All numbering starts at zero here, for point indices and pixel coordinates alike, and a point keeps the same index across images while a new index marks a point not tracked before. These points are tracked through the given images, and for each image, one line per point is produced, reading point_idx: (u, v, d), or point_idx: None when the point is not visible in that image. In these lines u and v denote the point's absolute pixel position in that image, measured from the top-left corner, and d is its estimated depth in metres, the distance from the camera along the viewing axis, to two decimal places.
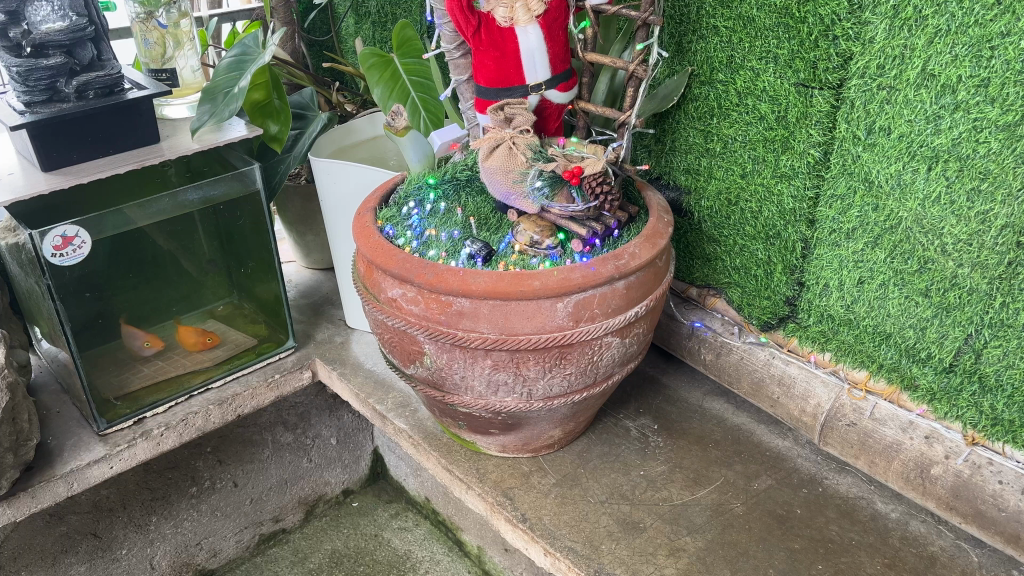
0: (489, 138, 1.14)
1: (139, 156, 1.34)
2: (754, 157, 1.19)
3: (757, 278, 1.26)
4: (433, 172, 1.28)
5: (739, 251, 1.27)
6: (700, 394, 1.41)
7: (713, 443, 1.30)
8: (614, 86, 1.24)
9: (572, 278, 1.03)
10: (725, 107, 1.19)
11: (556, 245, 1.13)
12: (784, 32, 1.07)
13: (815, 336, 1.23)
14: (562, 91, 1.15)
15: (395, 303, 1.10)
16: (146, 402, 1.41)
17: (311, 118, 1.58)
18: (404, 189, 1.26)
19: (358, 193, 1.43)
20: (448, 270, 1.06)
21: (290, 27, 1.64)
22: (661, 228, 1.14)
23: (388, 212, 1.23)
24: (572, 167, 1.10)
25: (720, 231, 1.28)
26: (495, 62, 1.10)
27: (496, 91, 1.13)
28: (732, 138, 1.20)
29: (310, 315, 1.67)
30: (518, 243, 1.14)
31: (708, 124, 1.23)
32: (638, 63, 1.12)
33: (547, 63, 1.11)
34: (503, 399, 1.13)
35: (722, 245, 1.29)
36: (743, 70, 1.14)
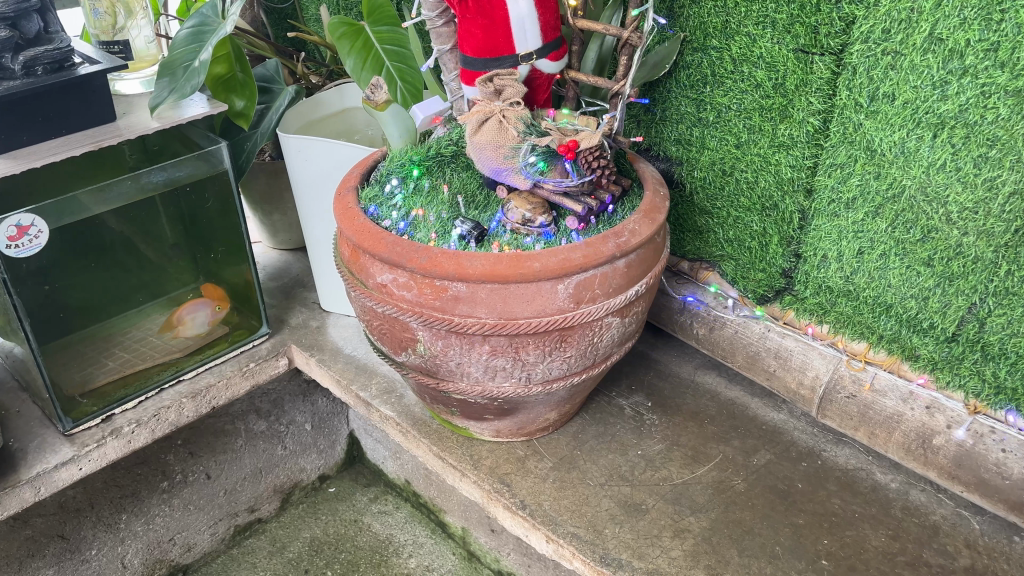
0: (478, 111, 1.08)
1: (94, 136, 1.25)
2: (750, 126, 1.15)
3: (751, 250, 1.23)
4: (415, 148, 1.21)
5: (733, 223, 1.24)
6: (691, 368, 1.39)
7: (708, 419, 1.28)
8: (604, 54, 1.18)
9: (573, 259, 0.99)
10: (719, 74, 1.15)
11: (549, 223, 1.09)
12: None
13: (814, 308, 1.20)
14: (553, 60, 1.08)
15: (384, 289, 1.05)
16: (115, 398, 1.33)
17: (277, 91, 1.49)
18: (386, 166, 1.19)
19: (334, 173, 1.36)
20: (442, 254, 1.01)
21: None
22: (658, 202, 1.10)
23: (370, 190, 1.17)
24: (568, 141, 1.06)
25: (713, 203, 1.25)
26: (483, 32, 1.04)
27: (485, 62, 1.06)
28: (726, 107, 1.16)
29: (281, 298, 1.60)
30: (511, 221, 1.09)
31: (701, 92, 1.18)
32: (632, 31, 1.06)
33: (538, 32, 1.05)
34: (500, 385, 1.08)
35: (715, 217, 1.26)
36: (739, 36, 1.10)
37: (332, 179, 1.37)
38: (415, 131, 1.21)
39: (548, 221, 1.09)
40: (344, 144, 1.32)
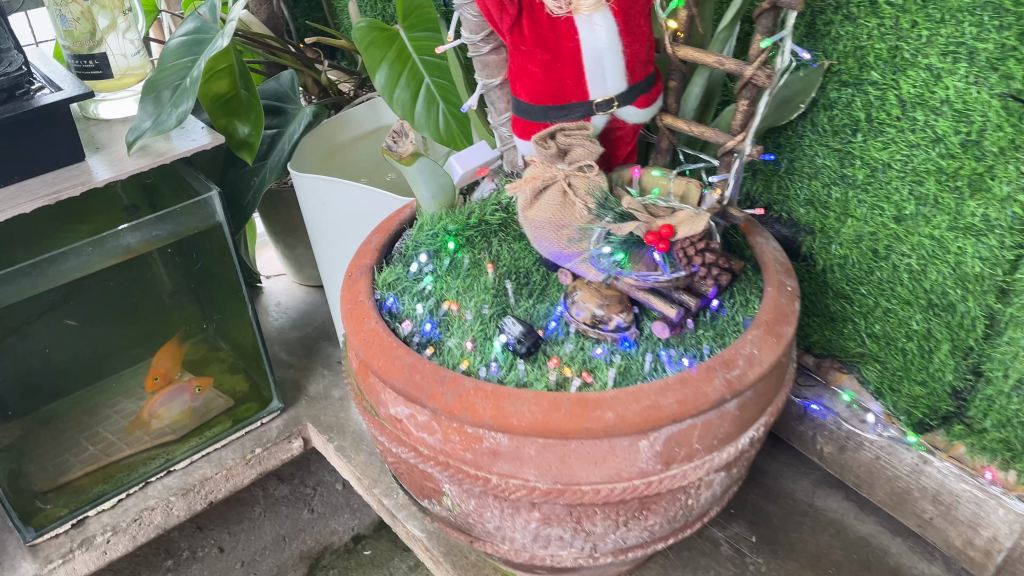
0: (535, 176, 0.78)
1: (53, 184, 0.99)
2: (920, 195, 0.81)
3: (907, 354, 0.90)
4: (452, 211, 0.90)
5: (883, 317, 0.90)
6: (809, 485, 1.07)
7: (834, 569, 0.96)
8: (711, 87, 0.85)
9: (663, 406, 0.69)
10: (878, 120, 0.81)
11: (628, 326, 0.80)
12: (992, 17, 0.69)
13: (997, 448, 0.85)
14: (641, 107, 0.76)
15: (398, 424, 0.77)
16: (90, 496, 1.09)
17: (292, 114, 1.20)
18: (414, 235, 0.90)
19: (356, 222, 1.07)
20: (476, 389, 0.71)
21: None
22: (784, 306, 0.78)
23: (391, 268, 0.87)
24: (660, 227, 0.73)
25: (855, 288, 0.91)
26: (544, 70, 0.73)
27: (546, 110, 0.75)
28: (885, 165, 0.83)
29: (302, 355, 1.33)
30: (576, 320, 0.82)
31: (848, 141, 0.84)
32: (759, 66, 0.73)
33: (622, 70, 0.73)
34: (555, 553, 0.79)
35: (856, 306, 0.92)
36: (915, 69, 0.76)
37: (354, 229, 1.08)
38: (452, 189, 0.89)
39: (627, 321, 0.81)
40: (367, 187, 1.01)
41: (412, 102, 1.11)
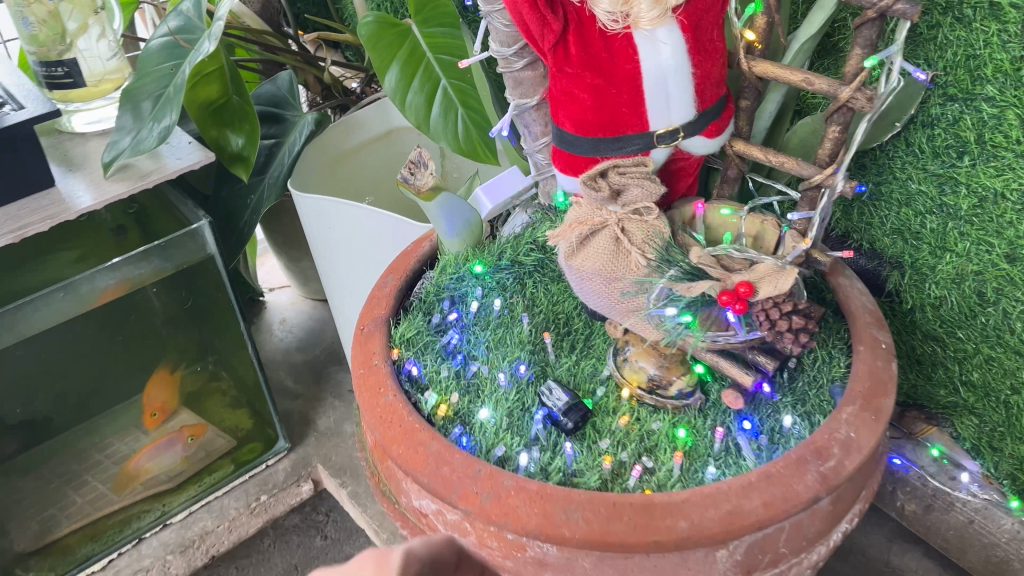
0: (578, 221, 0.65)
1: (18, 217, 0.86)
2: None
3: (1012, 408, 0.77)
4: (478, 252, 0.77)
5: (984, 365, 0.77)
6: (882, 539, 0.95)
7: None
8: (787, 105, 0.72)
9: (746, 512, 0.57)
10: (994, 143, 0.68)
11: (692, 392, 0.68)
12: None
13: None
14: (710, 137, 0.63)
15: (423, 518, 0.65)
16: (78, 556, 0.99)
17: (290, 121, 1.06)
18: (435, 277, 0.77)
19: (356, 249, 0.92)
20: (518, 488, 0.59)
21: None
22: (882, 373, 0.65)
23: (409, 319, 0.74)
24: (737, 284, 0.61)
25: (950, 332, 0.78)
26: (595, 95, 0.59)
27: (596, 143, 0.62)
28: (999, 195, 0.69)
29: (311, 382, 1.22)
30: (629, 382, 0.70)
31: (952, 166, 0.71)
32: (858, 88, 0.60)
33: (690, 96, 0.59)
34: None
35: (949, 350, 0.79)
36: None
37: (354, 257, 0.93)
38: (479, 224, 0.76)
39: (690, 386, 0.69)
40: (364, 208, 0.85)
41: (428, 104, 0.97)
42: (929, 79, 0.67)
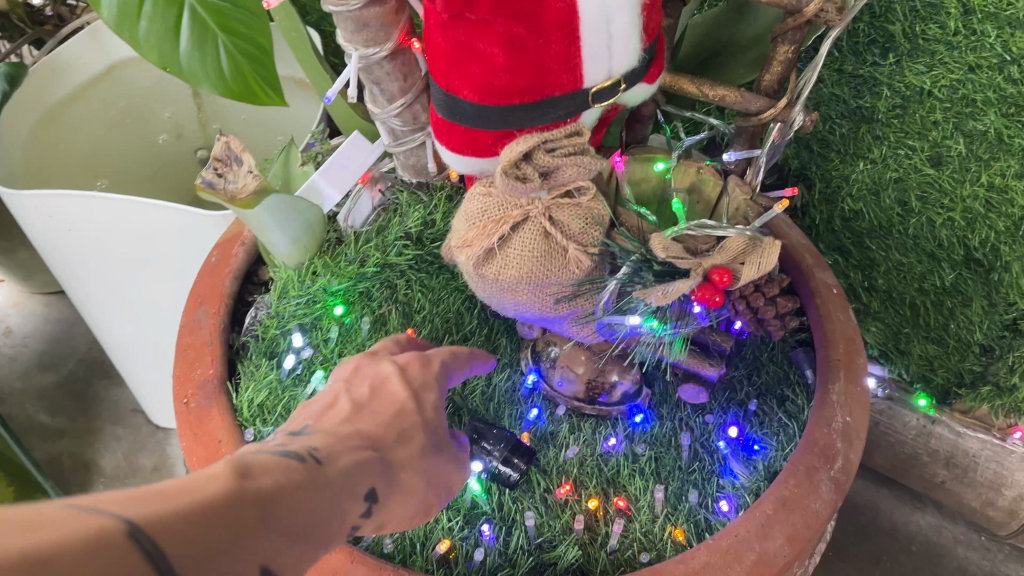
0: (485, 226, 0.47)
1: None
2: (970, 133, 0.60)
3: (920, 310, 0.73)
4: (323, 262, 0.57)
5: (893, 272, 0.72)
6: None
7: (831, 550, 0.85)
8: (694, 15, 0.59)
9: (774, 556, 0.46)
10: (925, 36, 0.58)
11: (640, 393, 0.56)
12: None
13: None
14: (649, 82, 0.46)
15: None
16: None
17: None
18: (272, 304, 0.56)
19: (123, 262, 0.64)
20: None
21: None
22: (849, 329, 0.56)
23: (249, 377, 0.54)
24: (713, 274, 0.46)
25: (859, 242, 0.71)
26: (511, 52, 0.40)
27: (508, 112, 0.43)
28: (920, 95, 0.60)
29: (77, 411, 0.95)
30: (561, 395, 0.56)
31: (873, 64, 0.61)
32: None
33: (635, 34, 0.42)
34: None
35: (855, 259, 0.73)
36: None
37: (126, 272, 0.65)
38: (319, 225, 0.56)
39: (636, 384, 0.57)
40: (121, 200, 0.57)
41: (175, 38, 0.58)
42: None
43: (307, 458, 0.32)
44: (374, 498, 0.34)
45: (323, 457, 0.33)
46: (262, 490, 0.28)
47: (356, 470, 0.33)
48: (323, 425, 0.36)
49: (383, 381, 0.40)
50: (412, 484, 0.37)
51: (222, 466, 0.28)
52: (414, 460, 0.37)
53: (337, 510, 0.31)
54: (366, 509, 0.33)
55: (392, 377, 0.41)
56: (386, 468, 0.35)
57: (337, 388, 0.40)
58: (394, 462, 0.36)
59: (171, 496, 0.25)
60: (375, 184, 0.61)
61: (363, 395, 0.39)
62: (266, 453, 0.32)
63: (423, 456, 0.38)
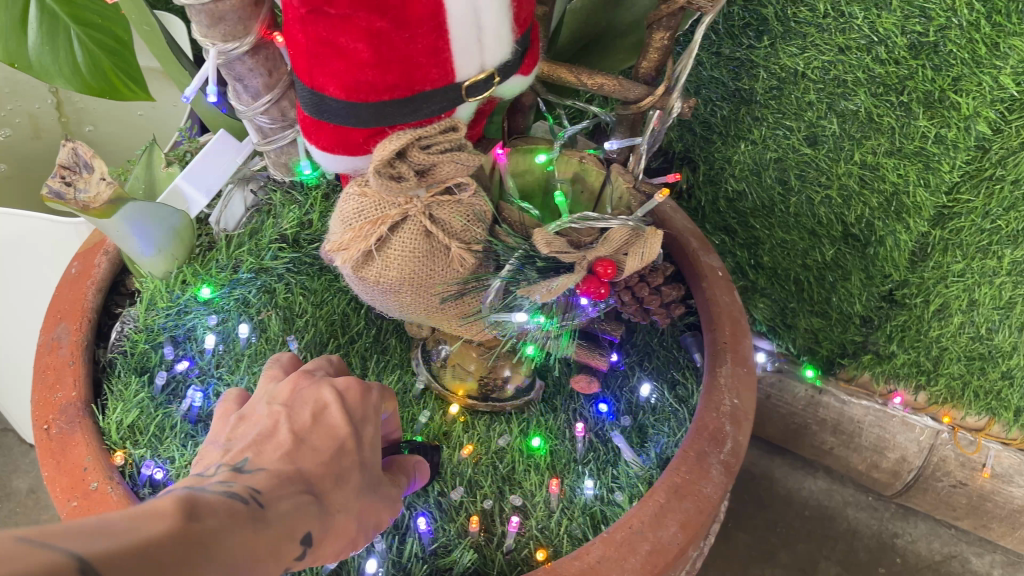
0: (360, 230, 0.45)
1: None
2: (844, 112, 0.61)
3: (802, 285, 0.75)
4: (195, 272, 0.54)
5: (777, 249, 0.73)
6: None
7: (731, 522, 0.86)
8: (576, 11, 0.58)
9: (669, 544, 0.46)
10: (796, 20, 0.58)
11: (532, 388, 0.55)
12: None
13: (909, 371, 0.75)
14: (525, 74, 0.45)
15: None
16: None
17: None
18: (139, 317, 0.53)
19: None
20: None
21: None
22: (735, 311, 0.57)
23: (117, 396, 0.50)
24: (598, 266, 0.46)
25: (743, 221, 0.72)
26: (378, 48, 0.38)
27: (379, 110, 0.40)
28: (796, 76, 0.61)
29: None
30: (454, 394, 0.55)
31: (748, 48, 0.61)
32: None
33: (507, 26, 0.41)
34: None
35: (740, 238, 0.75)
36: None
37: None
38: (188, 232, 0.53)
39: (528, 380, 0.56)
40: None
41: (23, 32, 0.55)
42: None
43: (251, 498, 0.29)
44: (310, 544, 0.31)
45: (266, 498, 0.30)
46: (202, 534, 0.25)
47: (295, 514, 0.30)
48: (263, 457, 0.33)
49: (320, 407, 0.37)
50: (344, 529, 0.34)
51: (164, 502, 0.25)
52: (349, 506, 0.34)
53: (274, 557, 0.28)
54: (301, 555, 0.30)
55: (330, 408, 0.37)
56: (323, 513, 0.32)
57: (272, 412, 0.36)
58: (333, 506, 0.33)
59: (109, 534, 0.22)
60: (248, 185, 0.58)
61: (298, 423, 0.35)
62: (204, 490, 0.29)
63: (357, 499, 0.35)
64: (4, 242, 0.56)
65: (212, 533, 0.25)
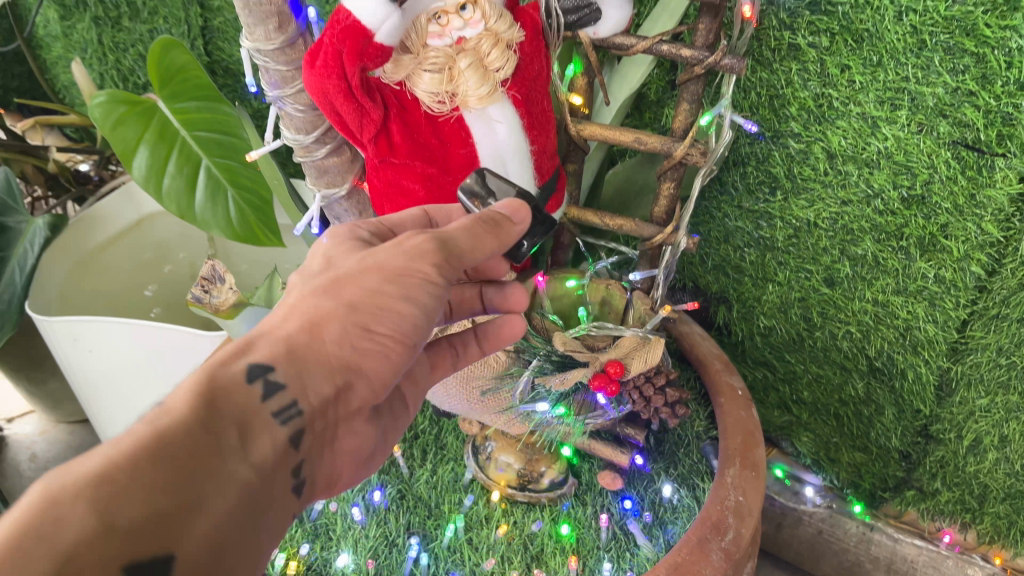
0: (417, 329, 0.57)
1: None
2: (854, 257, 0.70)
3: (842, 419, 0.81)
4: None
5: (813, 383, 0.80)
6: None
7: None
8: (616, 170, 0.71)
9: None
10: (802, 178, 0.69)
11: (565, 480, 0.64)
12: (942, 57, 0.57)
13: (954, 509, 0.78)
14: (553, 212, 0.59)
15: None
16: None
17: (14, 225, 0.83)
18: None
19: (138, 377, 0.75)
20: None
21: None
22: (750, 424, 0.63)
23: None
24: (607, 366, 0.55)
25: (781, 358, 0.81)
26: (430, 188, 0.54)
27: None
28: (809, 225, 0.71)
29: None
30: (496, 481, 0.64)
31: (764, 202, 0.72)
32: (693, 144, 0.57)
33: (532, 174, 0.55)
34: None
35: (780, 373, 0.83)
36: (842, 119, 0.64)
37: (141, 385, 0.76)
38: None
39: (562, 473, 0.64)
40: (145, 324, 0.70)
41: (193, 194, 0.72)
42: (749, 125, 0.67)
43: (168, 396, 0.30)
44: (262, 369, 0.32)
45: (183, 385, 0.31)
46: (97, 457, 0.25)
47: (225, 367, 0.31)
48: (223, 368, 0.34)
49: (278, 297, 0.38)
50: (318, 319, 0.35)
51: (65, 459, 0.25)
52: (300, 313, 0.35)
53: (220, 412, 0.29)
54: (264, 385, 0.32)
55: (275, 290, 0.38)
56: (276, 344, 0.34)
57: None
58: (281, 334, 0.34)
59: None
60: None
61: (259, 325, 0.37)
62: None
63: (310, 298, 0.36)
64: (162, 357, 0.73)
65: (135, 448, 0.25)
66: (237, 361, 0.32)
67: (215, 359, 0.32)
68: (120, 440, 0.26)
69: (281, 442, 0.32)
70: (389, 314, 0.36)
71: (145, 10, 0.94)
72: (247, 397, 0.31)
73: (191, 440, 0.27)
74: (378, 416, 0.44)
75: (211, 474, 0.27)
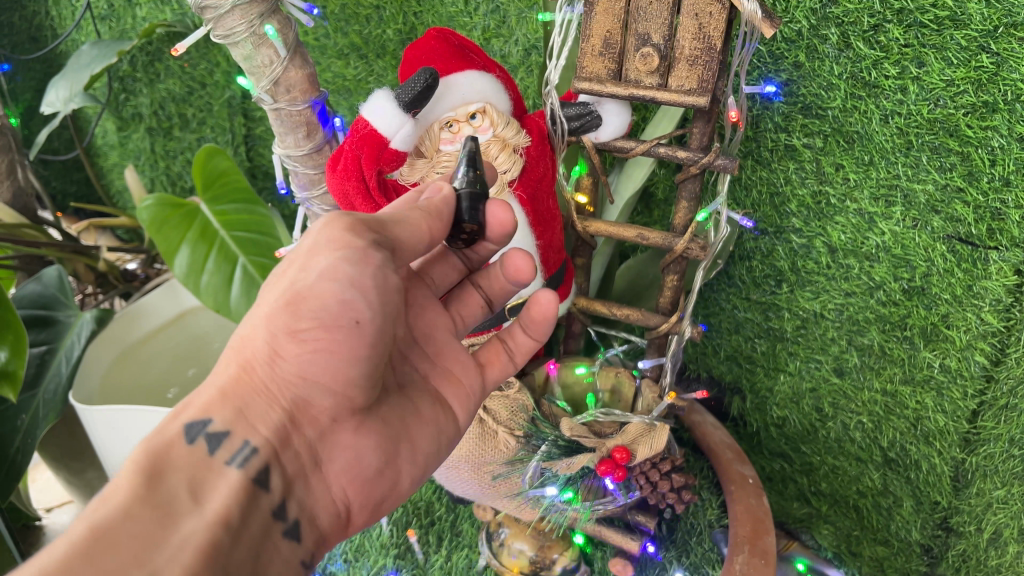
0: None
1: None
2: (861, 347, 0.72)
3: (862, 512, 0.80)
4: None
5: (830, 474, 0.81)
6: None
7: None
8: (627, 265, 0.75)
9: None
10: (806, 271, 0.72)
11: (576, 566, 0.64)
12: (926, 155, 0.60)
13: None
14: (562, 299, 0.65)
15: None
16: None
17: (64, 319, 0.89)
18: None
19: None
20: None
21: (24, 166, 1.01)
22: (759, 511, 0.63)
23: None
24: (612, 450, 0.56)
25: (797, 449, 0.82)
26: None
27: None
28: (815, 317, 0.73)
29: None
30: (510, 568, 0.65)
31: (772, 293, 0.75)
32: (692, 238, 0.60)
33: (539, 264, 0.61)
34: None
35: (797, 464, 0.83)
36: (839, 214, 0.67)
37: None
38: None
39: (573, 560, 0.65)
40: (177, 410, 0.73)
41: (229, 288, 0.77)
42: (748, 222, 0.71)
43: None
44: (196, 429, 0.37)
45: None
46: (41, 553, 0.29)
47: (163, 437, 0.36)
48: None
49: None
50: (248, 364, 0.39)
51: None
52: (233, 363, 0.39)
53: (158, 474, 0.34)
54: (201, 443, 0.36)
55: None
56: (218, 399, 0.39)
57: None
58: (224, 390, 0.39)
59: None
60: None
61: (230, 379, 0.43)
62: None
63: (239, 342, 0.40)
64: None
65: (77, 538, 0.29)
66: (177, 424, 0.37)
67: (158, 429, 0.37)
68: (58, 540, 0.29)
69: (233, 481, 0.36)
70: (313, 302, 0.38)
71: (194, 121, 1.02)
72: (188, 453, 0.36)
73: (129, 520, 0.31)
74: (419, 412, 0.48)
75: (158, 545, 0.30)
